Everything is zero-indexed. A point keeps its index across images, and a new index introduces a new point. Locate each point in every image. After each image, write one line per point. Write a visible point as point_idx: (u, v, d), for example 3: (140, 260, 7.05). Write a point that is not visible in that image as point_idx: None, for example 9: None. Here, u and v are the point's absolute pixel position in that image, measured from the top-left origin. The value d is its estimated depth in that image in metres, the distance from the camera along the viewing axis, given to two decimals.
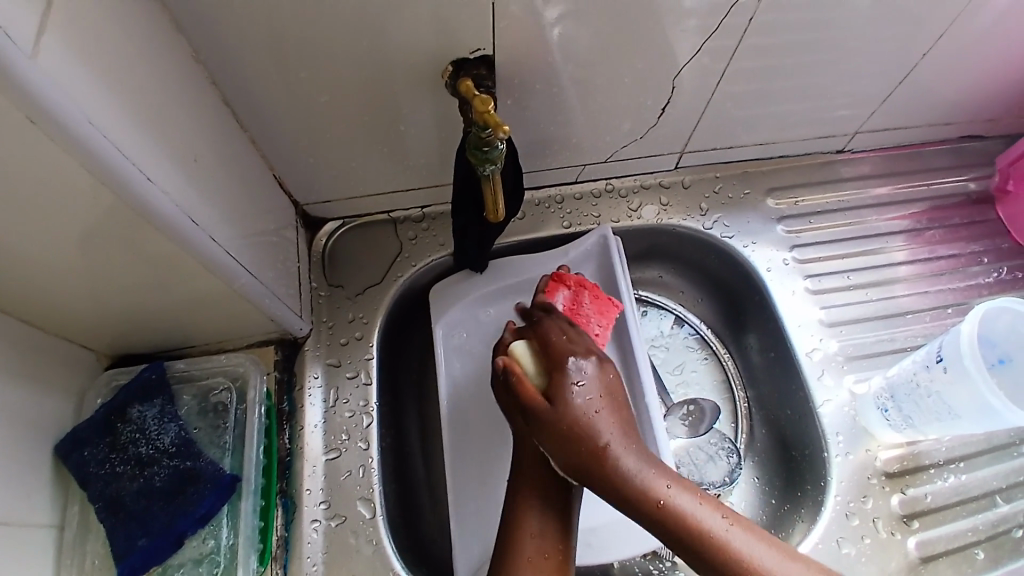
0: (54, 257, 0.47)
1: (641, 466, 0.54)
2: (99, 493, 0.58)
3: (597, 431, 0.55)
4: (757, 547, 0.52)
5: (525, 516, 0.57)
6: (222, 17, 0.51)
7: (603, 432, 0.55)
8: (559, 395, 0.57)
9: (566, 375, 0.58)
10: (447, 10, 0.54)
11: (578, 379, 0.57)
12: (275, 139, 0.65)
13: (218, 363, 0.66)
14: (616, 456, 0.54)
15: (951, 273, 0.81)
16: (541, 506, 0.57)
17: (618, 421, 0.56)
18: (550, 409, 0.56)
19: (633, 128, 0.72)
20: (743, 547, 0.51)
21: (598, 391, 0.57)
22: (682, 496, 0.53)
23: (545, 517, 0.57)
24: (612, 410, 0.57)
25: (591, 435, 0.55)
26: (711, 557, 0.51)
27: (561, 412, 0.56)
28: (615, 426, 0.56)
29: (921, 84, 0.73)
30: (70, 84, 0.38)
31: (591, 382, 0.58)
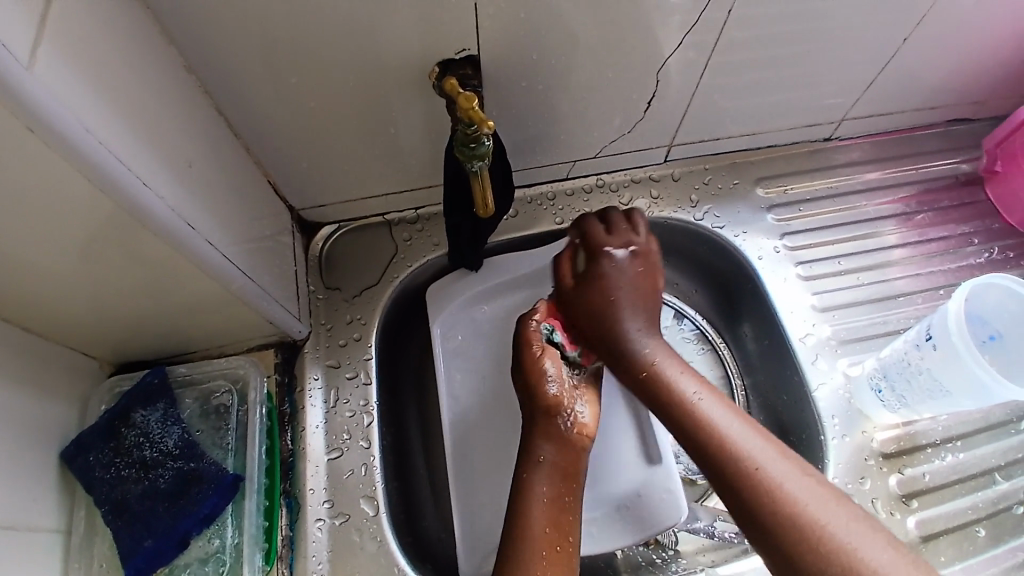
0: (54, 264, 0.48)
1: (644, 342, 0.63)
2: (105, 496, 0.59)
3: (613, 311, 0.64)
4: (734, 423, 0.55)
5: (537, 479, 0.59)
6: (211, 25, 0.53)
7: (620, 312, 0.64)
8: (588, 275, 0.66)
9: (601, 260, 0.66)
10: (431, 12, 0.55)
11: (608, 264, 0.66)
12: (268, 145, 0.66)
13: (218, 366, 0.67)
14: (625, 330, 0.63)
15: (943, 255, 0.82)
16: (552, 467, 0.60)
17: (638, 305, 0.64)
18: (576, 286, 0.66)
19: (621, 122, 0.73)
20: (717, 419, 0.55)
21: (626, 278, 0.65)
22: (673, 370, 0.60)
23: (555, 479, 0.59)
24: (636, 301, 0.65)
25: (606, 310, 0.64)
26: (684, 422, 0.56)
27: (584, 289, 0.65)
28: (635, 308, 0.64)
29: (904, 69, 0.73)
30: (65, 94, 0.39)
31: (621, 269, 0.66)
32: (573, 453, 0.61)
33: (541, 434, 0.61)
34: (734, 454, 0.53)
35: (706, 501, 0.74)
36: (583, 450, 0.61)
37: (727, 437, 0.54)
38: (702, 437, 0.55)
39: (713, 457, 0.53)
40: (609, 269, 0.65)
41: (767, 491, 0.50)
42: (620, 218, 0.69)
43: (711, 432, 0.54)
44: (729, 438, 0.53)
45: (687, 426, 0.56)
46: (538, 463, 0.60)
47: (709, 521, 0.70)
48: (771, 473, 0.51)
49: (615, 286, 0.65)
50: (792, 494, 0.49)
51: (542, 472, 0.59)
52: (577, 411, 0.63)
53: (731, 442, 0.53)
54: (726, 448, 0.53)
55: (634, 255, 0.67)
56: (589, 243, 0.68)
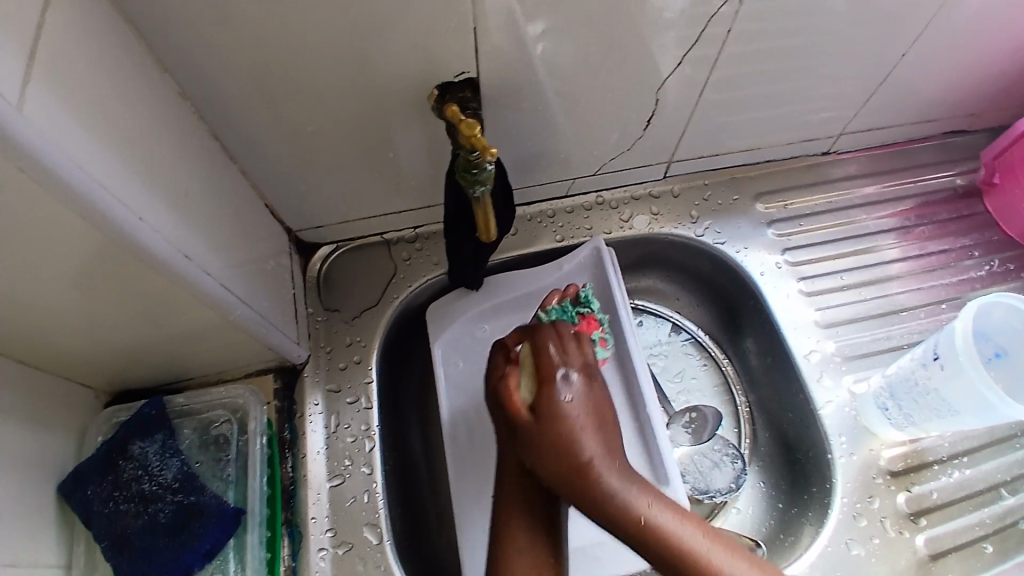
0: (47, 298, 0.47)
1: (622, 486, 0.56)
2: (105, 531, 0.58)
3: (583, 450, 0.56)
4: (716, 548, 0.53)
5: (518, 564, 0.56)
6: (207, 52, 0.52)
7: (589, 448, 0.57)
8: (547, 413, 0.58)
9: (554, 390, 0.59)
10: (429, 37, 0.55)
11: (564, 396, 0.59)
12: (267, 169, 0.65)
13: (218, 395, 0.66)
14: (598, 474, 0.56)
15: (943, 268, 0.82)
16: (530, 545, 0.57)
17: (600, 437, 0.58)
18: (538, 422, 0.58)
19: (621, 139, 0.73)
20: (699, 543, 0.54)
21: (584, 409, 0.59)
22: (664, 513, 0.55)
23: (537, 563, 0.57)
24: (597, 427, 0.59)
25: (574, 453, 0.56)
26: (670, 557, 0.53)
27: (550, 429, 0.57)
28: (599, 442, 0.57)
29: (901, 84, 0.74)
30: (57, 130, 0.38)
31: (575, 400, 0.59)
32: (549, 529, 0.58)
33: (513, 517, 0.58)
34: None
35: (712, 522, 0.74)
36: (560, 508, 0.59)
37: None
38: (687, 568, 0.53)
39: None
40: (563, 405, 0.58)
41: None
42: (570, 335, 0.64)
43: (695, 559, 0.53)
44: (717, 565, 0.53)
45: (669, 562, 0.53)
46: (506, 541, 0.58)
47: None
48: None
49: (581, 417, 0.58)
50: None
51: (523, 549, 0.57)
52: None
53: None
54: None
55: (579, 381, 0.61)
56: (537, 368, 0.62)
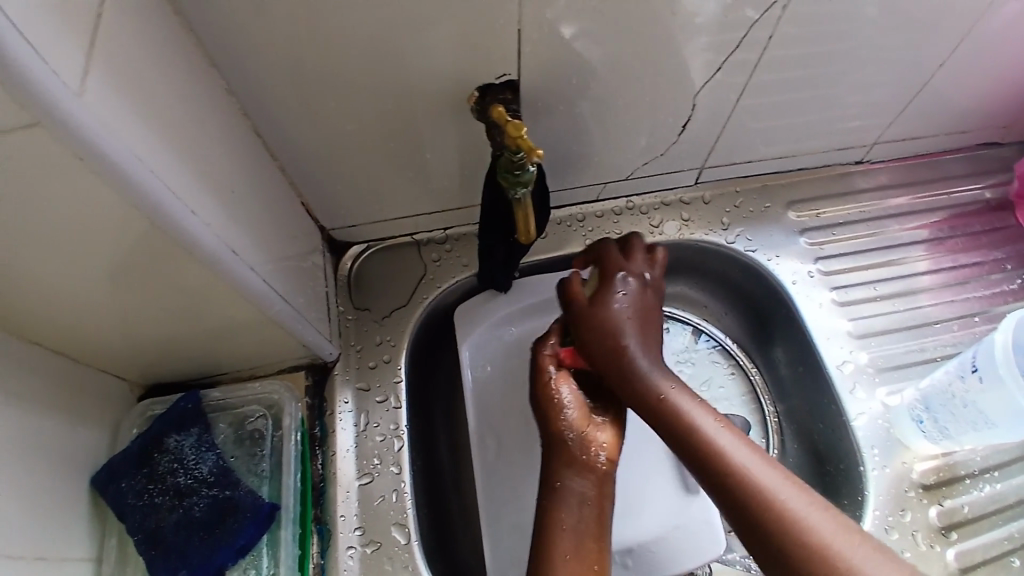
0: (94, 290, 0.48)
1: (650, 369, 0.60)
2: (138, 525, 0.58)
3: (624, 335, 0.62)
4: (726, 434, 0.55)
5: (561, 505, 0.58)
6: (254, 49, 0.52)
7: (629, 335, 0.62)
8: (600, 302, 0.64)
9: (609, 285, 0.65)
10: (473, 38, 0.55)
11: (619, 288, 0.64)
12: (305, 168, 0.66)
13: (252, 391, 0.67)
14: (631, 355, 0.61)
15: (975, 281, 0.81)
16: (577, 495, 0.58)
17: (642, 330, 0.63)
18: (589, 307, 0.64)
19: (654, 144, 0.73)
20: (708, 426, 0.56)
21: (633, 308, 0.64)
22: (682, 397, 0.59)
23: (580, 509, 0.58)
24: (644, 323, 0.64)
25: (615, 334, 0.62)
26: (678, 430, 0.56)
27: (598, 312, 0.63)
28: (640, 335, 0.63)
29: (938, 93, 0.73)
30: (115, 122, 0.39)
31: (629, 296, 0.64)
32: (596, 478, 0.59)
33: (559, 461, 0.59)
34: (733, 468, 0.53)
35: None
36: (606, 473, 0.59)
37: (744, 472, 0.52)
38: (693, 440, 0.55)
39: (705, 462, 0.54)
40: (616, 295, 0.64)
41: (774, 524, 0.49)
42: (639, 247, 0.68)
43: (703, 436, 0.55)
44: (725, 449, 0.54)
45: (680, 434, 0.56)
46: (559, 491, 0.58)
47: (742, 552, 0.71)
48: (780, 505, 0.50)
49: (629, 310, 0.63)
50: (809, 533, 0.48)
51: (567, 500, 0.58)
52: (599, 429, 0.61)
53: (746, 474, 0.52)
54: (719, 457, 0.54)
55: (637, 284, 0.65)
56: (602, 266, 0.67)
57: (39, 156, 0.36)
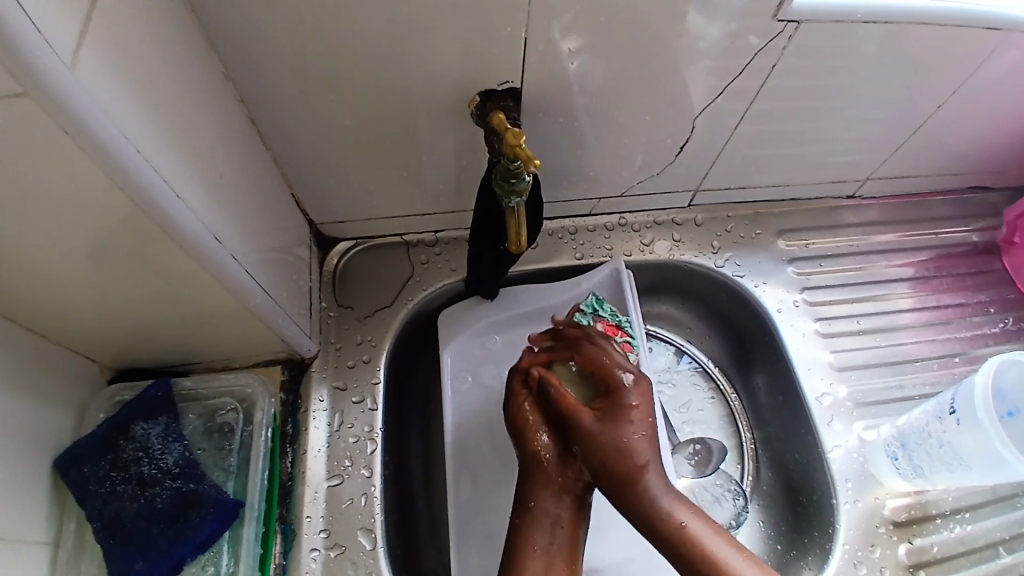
0: (71, 268, 0.46)
1: (667, 498, 0.57)
2: (98, 511, 0.57)
3: (637, 454, 0.58)
4: (739, 560, 0.54)
5: (534, 527, 0.57)
6: (255, 35, 0.52)
7: (642, 455, 0.58)
8: (607, 413, 0.60)
9: (614, 391, 0.61)
10: (478, 42, 0.55)
11: (630, 399, 0.61)
12: (298, 161, 0.65)
13: (226, 382, 0.65)
14: (647, 479, 0.57)
15: (957, 321, 0.82)
16: (550, 516, 0.58)
17: (651, 444, 0.59)
18: (595, 424, 0.59)
19: (651, 163, 0.73)
20: (723, 554, 0.54)
21: (643, 412, 0.61)
22: (699, 526, 0.56)
23: (553, 532, 0.57)
24: (652, 433, 0.60)
25: (628, 456, 0.58)
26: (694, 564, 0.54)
27: (608, 431, 0.59)
28: (650, 451, 0.59)
29: (933, 135, 0.74)
30: (107, 100, 0.38)
31: (635, 400, 0.61)
32: (571, 500, 0.59)
33: (537, 482, 0.59)
34: None
35: None
36: (582, 495, 0.59)
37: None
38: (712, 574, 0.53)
39: None
40: (627, 405, 0.60)
41: None
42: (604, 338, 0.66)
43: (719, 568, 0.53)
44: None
45: (696, 571, 0.54)
46: (533, 511, 0.58)
47: None
48: None
49: (641, 427, 0.60)
50: None
51: (540, 521, 0.57)
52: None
53: None
54: None
55: (639, 387, 0.62)
56: (594, 363, 0.63)
57: (25, 128, 0.35)
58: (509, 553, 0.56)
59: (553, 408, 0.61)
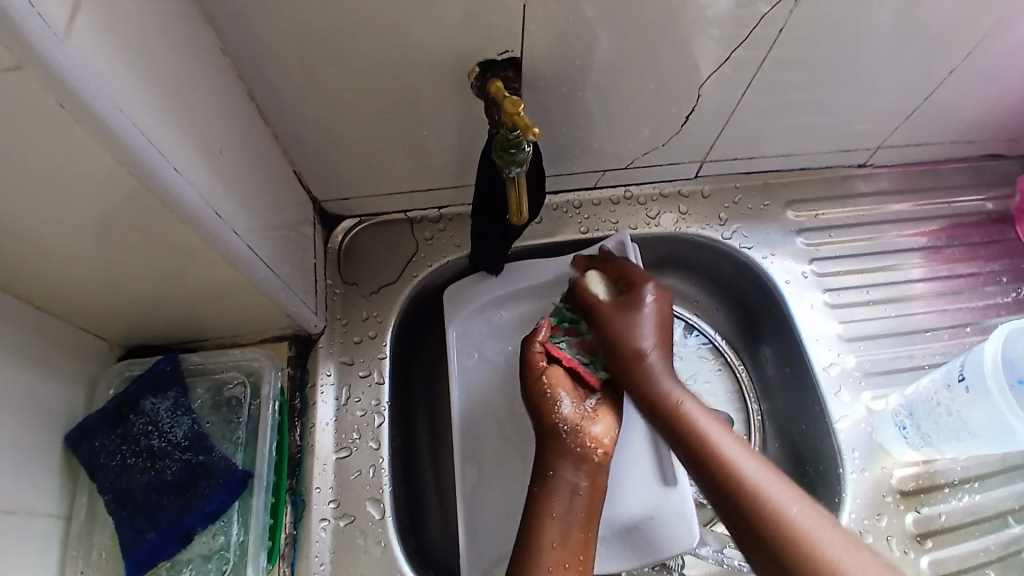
0: (73, 246, 0.47)
1: (667, 377, 0.62)
2: (109, 484, 0.58)
3: (641, 342, 0.63)
4: (725, 437, 0.57)
5: (552, 496, 0.58)
6: (250, 8, 0.51)
7: (647, 340, 0.63)
8: (617, 307, 0.65)
9: (632, 293, 0.66)
10: (476, 12, 0.54)
11: (645, 297, 0.65)
12: (299, 137, 0.65)
13: (232, 357, 0.66)
14: (649, 360, 0.62)
15: (970, 292, 0.80)
16: (568, 485, 0.58)
17: (659, 334, 0.64)
18: (609, 318, 0.65)
19: (656, 135, 0.72)
20: (710, 429, 0.58)
21: (657, 310, 0.65)
22: (694, 406, 0.60)
23: (571, 501, 0.58)
24: (663, 329, 0.65)
25: (632, 340, 0.63)
26: (682, 435, 0.58)
27: (618, 322, 0.64)
28: (657, 340, 0.64)
29: (947, 102, 0.72)
30: (101, 73, 0.37)
31: (650, 301, 0.65)
32: (589, 470, 0.59)
33: (554, 453, 0.60)
34: (728, 465, 0.55)
35: (713, 527, 0.73)
36: (601, 466, 0.60)
37: (747, 482, 0.54)
38: (698, 445, 0.57)
39: (709, 465, 0.56)
40: (640, 302, 0.65)
41: (770, 521, 0.52)
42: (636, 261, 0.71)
43: (705, 440, 0.57)
44: (721, 449, 0.56)
45: (683, 441, 0.58)
46: (551, 480, 0.59)
47: (717, 547, 0.70)
48: (770, 494, 0.53)
49: (650, 320, 0.64)
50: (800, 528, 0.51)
51: (559, 491, 0.58)
52: (596, 421, 0.61)
53: (752, 482, 0.54)
54: (717, 455, 0.56)
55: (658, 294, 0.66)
56: (624, 274, 0.68)
57: (19, 101, 0.35)
58: (527, 519, 0.57)
59: (583, 311, 0.67)
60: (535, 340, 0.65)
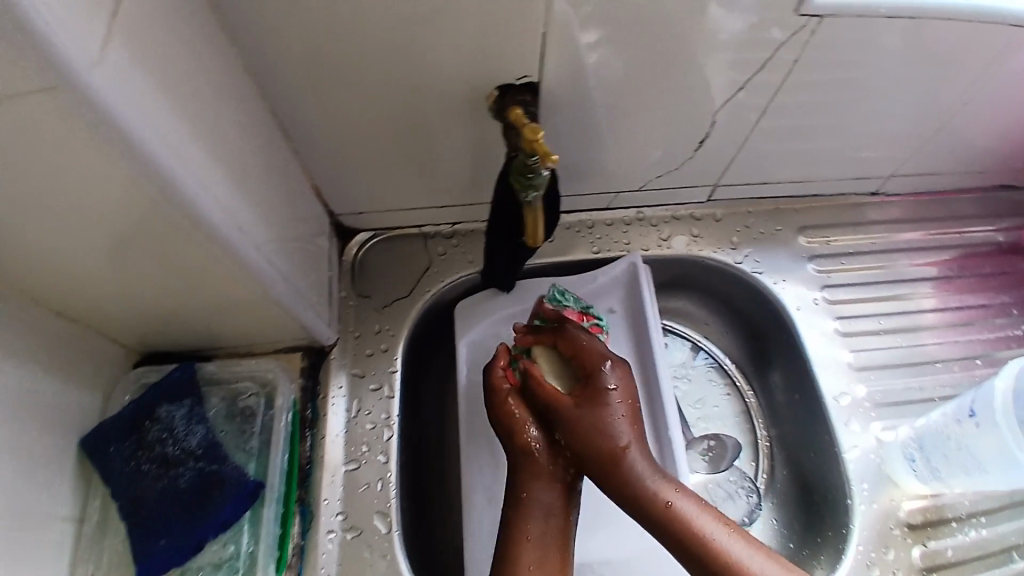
0: (97, 257, 0.48)
1: (651, 473, 0.59)
2: (122, 490, 0.59)
3: (618, 438, 0.60)
4: (717, 527, 0.57)
5: (528, 518, 0.59)
6: (276, 28, 0.52)
7: (623, 436, 0.61)
8: (586, 399, 0.62)
9: (596, 377, 0.64)
10: (496, 37, 0.55)
11: (608, 383, 0.63)
12: (318, 152, 0.66)
13: (246, 368, 0.67)
14: (631, 459, 0.60)
15: (979, 323, 0.80)
16: (543, 506, 0.60)
17: (633, 425, 0.62)
18: (577, 412, 0.62)
19: (669, 158, 0.72)
20: (703, 522, 0.57)
21: (624, 393, 0.63)
22: (684, 501, 0.58)
23: (546, 522, 0.59)
24: (633, 414, 0.62)
25: (609, 439, 0.60)
26: (676, 534, 0.57)
27: (589, 417, 0.61)
28: (632, 432, 0.61)
29: (960, 131, 0.73)
30: (132, 90, 0.39)
31: (618, 384, 0.63)
32: (562, 488, 0.61)
33: (526, 473, 0.61)
34: (730, 564, 0.55)
35: None
36: (573, 485, 0.62)
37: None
38: (695, 543, 0.56)
39: (711, 566, 0.55)
40: (607, 389, 0.63)
41: None
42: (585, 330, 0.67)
43: (700, 536, 0.56)
44: (718, 544, 0.56)
45: (679, 540, 0.57)
46: (525, 501, 0.60)
47: None
48: None
49: (622, 408, 0.62)
50: None
51: (533, 511, 0.59)
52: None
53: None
54: (718, 553, 0.55)
55: (621, 372, 0.64)
56: (574, 350, 0.66)
57: (53, 116, 0.36)
58: (503, 549, 0.58)
59: (540, 401, 0.63)
60: (496, 366, 0.67)
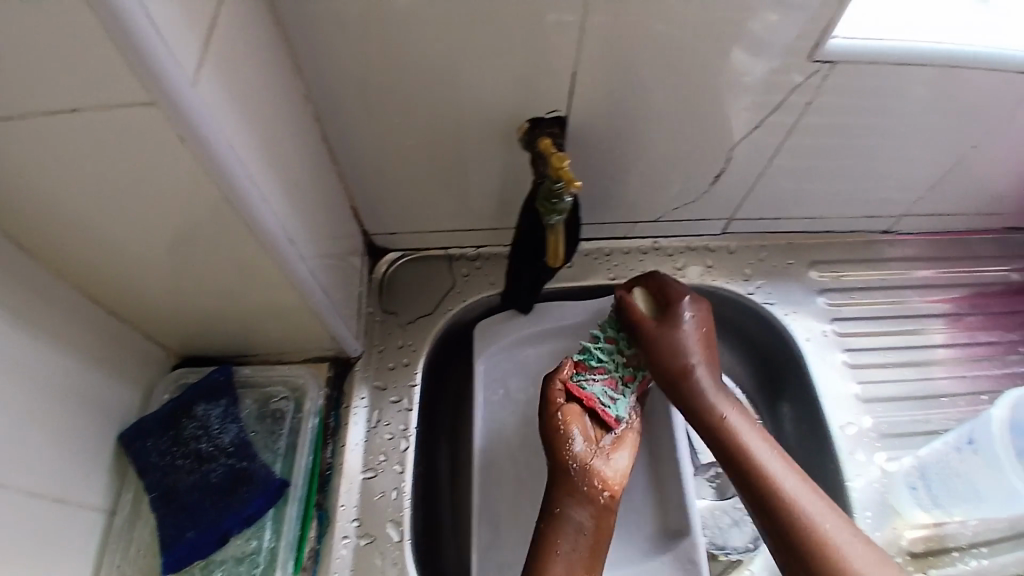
0: (154, 258, 0.52)
1: (713, 393, 0.66)
2: (156, 482, 0.62)
3: (688, 362, 0.67)
4: (765, 450, 0.61)
5: (558, 532, 0.60)
6: (333, 60, 0.57)
7: (694, 359, 0.67)
8: (665, 325, 0.69)
9: (674, 311, 0.70)
10: (531, 75, 0.59)
11: (683, 314, 0.69)
12: (359, 175, 0.70)
13: (280, 372, 0.71)
14: (696, 377, 0.66)
15: (990, 359, 0.82)
16: (575, 523, 0.61)
17: (705, 355, 0.68)
18: (655, 333, 0.69)
19: (686, 191, 0.76)
20: (753, 442, 0.62)
21: (699, 329, 0.69)
22: (738, 420, 0.64)
23: (576, 537, 0.60)
24: (705, 346, 0.69)
25: (681, 360, 0.67)
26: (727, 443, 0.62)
27: (664, 339, 0.68)
28: (704, 359, 0.68)
29: (972, 174, 0.76)
30: (217, 112, 0.43)
31: (692, 321, 0.69)
32: (596, 510, 0.62)
33: (561, 489, 0.62)
34: (771, 477, 0.59)
35: None
36: (608, 509, 0.62)
37: (787, 495, 0.58)
38: (742, 455, 0.61)
39: (752, 476, 0.60)
40: (682, 321, 0.69)
41: (806, 530, 0.56)
42: (668, 283, 0.72)
43: (748, 452, 0.61)
44: (764, 463, 0.60)
45: (727, 449, 0.62)
46: (558, 516, 0.61)
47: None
48: (806, 506, 0.57)
49: (696, 339, 0.68)
50: (831, 536, 0.55)
51: (565, 528, 0.60)
52: (606, 464, 0.64)
53: (794, 499, 0.57)
54: (760, 469, 0.60)
55: (700, 310, 0.71)
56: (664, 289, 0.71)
57: (140, 130, 0.40)
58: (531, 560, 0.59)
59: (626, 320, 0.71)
60: (558, 377, 0.68)
